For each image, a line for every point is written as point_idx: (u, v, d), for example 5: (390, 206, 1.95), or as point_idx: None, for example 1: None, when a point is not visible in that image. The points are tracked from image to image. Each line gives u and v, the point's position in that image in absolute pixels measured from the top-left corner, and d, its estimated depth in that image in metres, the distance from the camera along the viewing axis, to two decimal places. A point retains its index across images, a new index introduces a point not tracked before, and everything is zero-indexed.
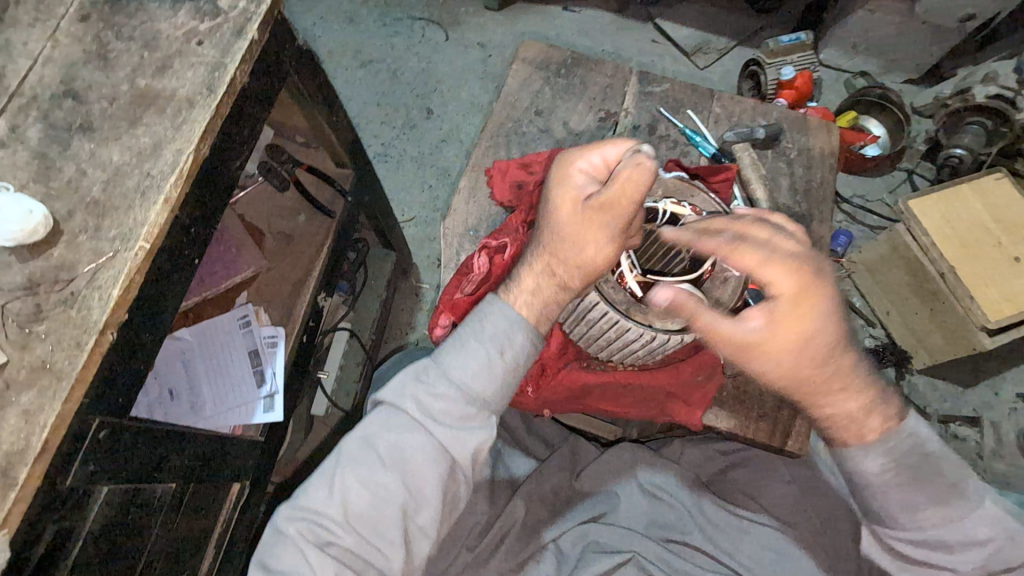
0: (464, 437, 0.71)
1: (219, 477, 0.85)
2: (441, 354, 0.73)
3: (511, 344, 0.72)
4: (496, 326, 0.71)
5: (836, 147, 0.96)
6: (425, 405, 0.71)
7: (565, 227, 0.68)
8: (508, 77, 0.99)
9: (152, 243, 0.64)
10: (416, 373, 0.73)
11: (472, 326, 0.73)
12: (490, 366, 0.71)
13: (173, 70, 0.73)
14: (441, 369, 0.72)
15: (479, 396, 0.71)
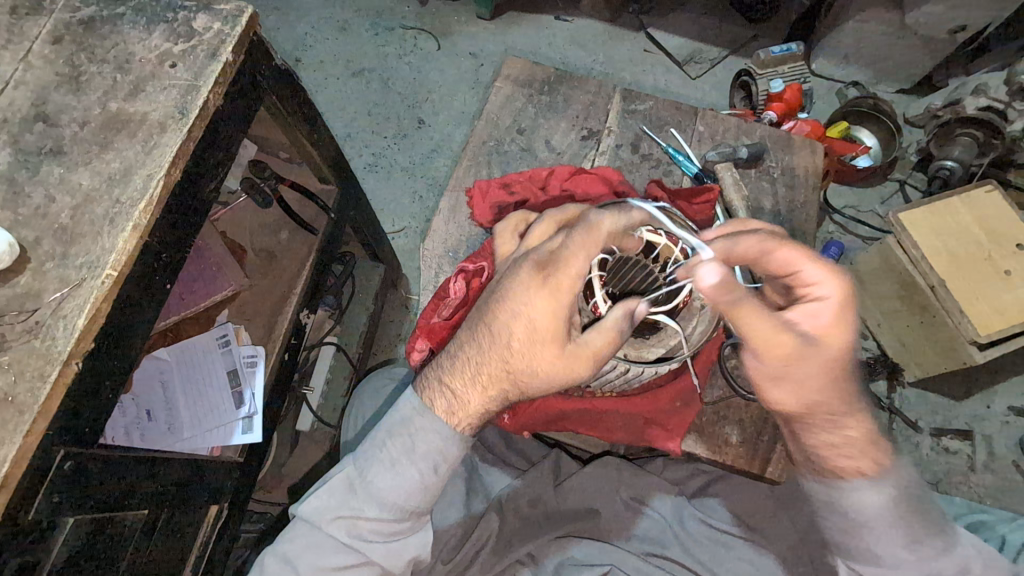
0: (397, 548, 0.73)
1: (195, 502, 0.84)
2: (367, 471, 0.71)
3: (441, 460, 0.71)
4: (427, 445, 0.70)
5: (820, 165, 0.95)
6: (355, 526, 0.72)
7: (510, 350, 0.66)
8: (490, 94, 0.99)
9: (120, 271, 0.63)
10: (344, 489, 0.73)
11: (396, 439, 0.71)
12: (421, 485, 0.70)
13: (146, 93, 0.72)
14: (368, 488, 0.71)
15: (408, 514, 0.72)
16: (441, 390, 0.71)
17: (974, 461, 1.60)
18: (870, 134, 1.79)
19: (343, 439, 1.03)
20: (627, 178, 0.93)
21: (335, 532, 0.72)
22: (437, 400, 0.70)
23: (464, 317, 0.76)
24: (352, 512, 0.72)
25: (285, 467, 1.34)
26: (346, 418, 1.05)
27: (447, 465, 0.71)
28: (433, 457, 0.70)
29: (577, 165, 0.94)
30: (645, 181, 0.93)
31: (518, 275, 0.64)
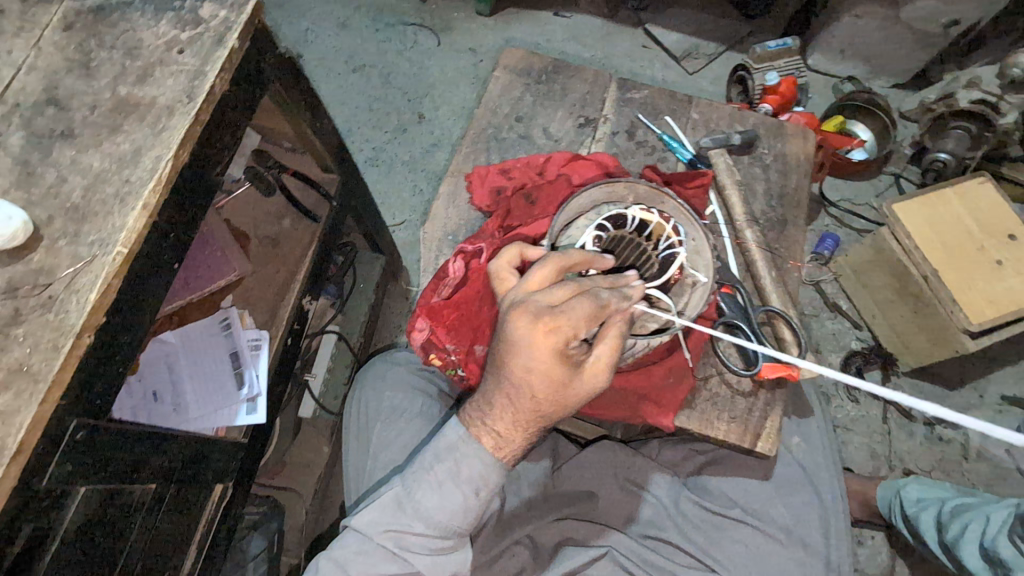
0: (441, 567, 0.73)
1: (201, 480, 0.86)
2: (415, 489, 0.72)
3: (485, 484, 0.72)
4: (471, 469, 0.70)
5: (812, 152, 0.97)
6: (401, 539, 0.72)
7: (528, 379, 0.63)
8: (489, 84, 1.01)
9: (130, 248, 0.65)
10: (392, 501, 0.74)
11: (443, 462, 0.71)
12: (465, 507, 0.71)
13: (154, 78, 0.74)
14: (416, 505, 0.72)
15: (453, 532, 0.72)
16: (479, 422, 0.71)
17: (967, 449, 1.62)
18: (864, 128, 1.83)
19: (345, 422, 1.05)
20: (623, 164, 0.95)
21: (385, 543, 0.72)
22: (480, 435, 0.70)
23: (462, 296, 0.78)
24: (399, 526, 0.72)
25: (287, 453, 1.36)
26: (348, 403, 1.07)
27: (489, 489, 0.72)
28: (478, 480, 0.70)
29: (574, 152, 0.96)
30: (640, 168, 0.95)
31: (519, 323, 0.61)
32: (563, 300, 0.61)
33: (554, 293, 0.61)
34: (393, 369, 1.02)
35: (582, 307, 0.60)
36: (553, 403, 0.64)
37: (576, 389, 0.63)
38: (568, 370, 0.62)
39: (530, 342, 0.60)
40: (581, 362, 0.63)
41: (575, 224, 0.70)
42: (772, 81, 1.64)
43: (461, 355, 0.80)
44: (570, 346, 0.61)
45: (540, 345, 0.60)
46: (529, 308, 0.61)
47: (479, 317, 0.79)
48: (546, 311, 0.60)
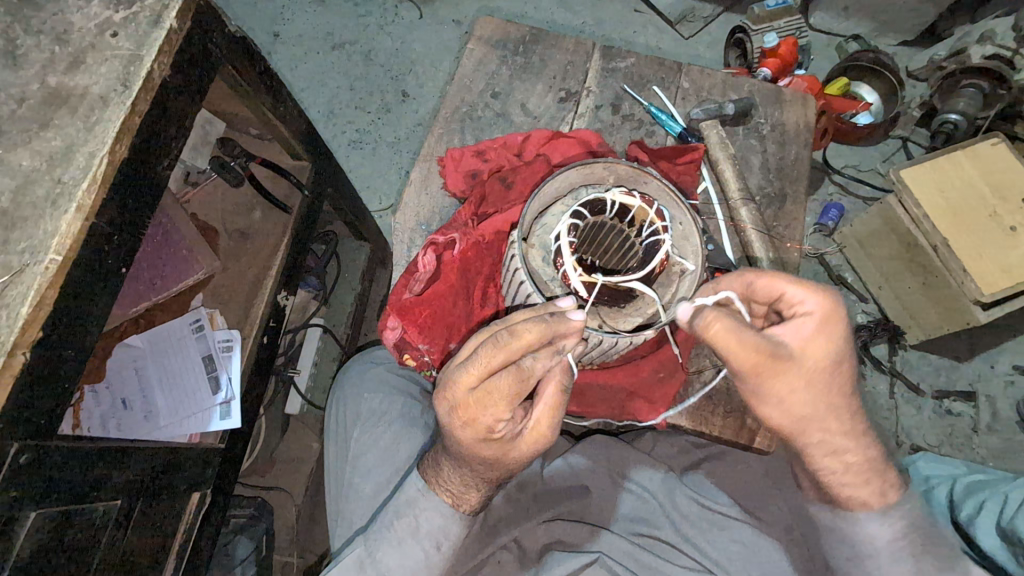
0: None
1: (174, 490, 0.82)
2: (376, 550, 0.72)
3: (447, 536, 0.72)
4: (431, 524, 0.71)
5: (812, 120, 0.90)
6: None
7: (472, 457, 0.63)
8: (463, 58, 0.93)
9: (65, 254, 0.60)
10: (354, 565, 0.74)
11: (403, 519, 0.72)
12: (427, 562, 0.72)
13: (86, 66, 0.68)
14: (378, 567, 0.72)
15: None
16: (435, 479, 0.72)
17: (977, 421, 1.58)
18: (871, 90, 1.73)
19: (325, 428, 1.02)
20: (609, 140, 0.89)
21: None
22: (439, 490, 0.72)
23: (435, 293, 0.72)
24: None
25: (276, 451, 1.33)
26: (329, 402, 1.05)
27: (451, 541, 0.72)
28: (440, 534, 0.71)
29: (555, 129, 0.89)
30: (626, 144, 0.89)
31: (444, 403, 0.58)
32: (484, 377, 0.56)
33: (472, 371, 0.56)
34: (370, 372, 0.99)
35: (505, 383, 0.55)
36: (495, 468, 0.64)
37: (516, 455, 0.62)
38: (499, 448, 0.60)
39: (452, 425, 0.59)
40: (516, 430, 0.61)
41: (550, 211, 0.62)
42: (772, 43, 1.53)
43: (435, 356, 0.74)
44: (496, 427, 0.58)
45: (464, 433, 0.59)
46: (448, 391, 0.57)
47: (454, 314, 0.73)
48: (462, 399, 0.57)
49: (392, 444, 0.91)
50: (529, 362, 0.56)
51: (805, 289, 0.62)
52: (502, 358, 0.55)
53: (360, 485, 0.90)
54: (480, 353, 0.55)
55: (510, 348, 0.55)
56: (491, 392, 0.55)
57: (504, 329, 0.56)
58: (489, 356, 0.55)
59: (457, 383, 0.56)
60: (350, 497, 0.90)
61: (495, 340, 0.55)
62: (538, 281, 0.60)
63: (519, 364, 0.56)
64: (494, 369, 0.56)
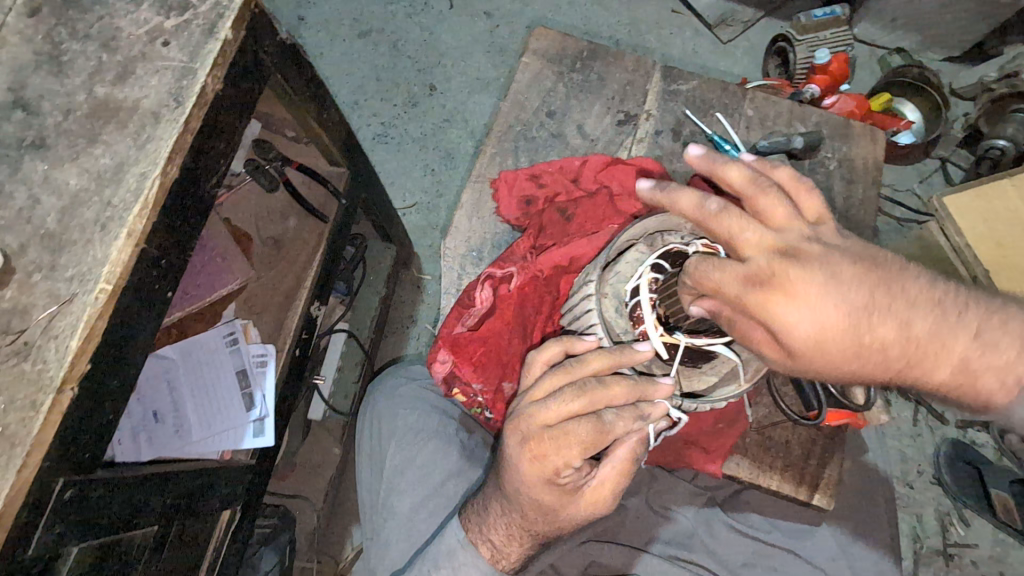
0: None
1: (207, 510, 0.80)
2: None
3: None
4: None
5: (881, 158, 0.86)
6: None
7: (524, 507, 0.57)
8: (517, 72, 0.89)
9: (115, 283, 0.57)
10: None
11: (440, 571, 0.70)
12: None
13: (135, 76, 0.64)
14: None
15: None
16: (478, 530, 0.69)
17: (1002, 454, 1.55)
18: (914, 108, 1.69)
19: (359, 436, 1.01)
20: (668, 169, 0.85)
21: None
22: (478, 543, 0.69)
23: (492, 330, 0.70)
24: None
25: (297, 455, 1.31)
26: (362, 413, 1.03)
27: None
28: None
29: (612, 155, 0.86)
30: (685, 174, 0.85)
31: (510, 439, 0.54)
32: (562, 419, 0.52)
33: (553, 408, 0.51)
34: (407, 387, 0.98)
35: (582, 430, 0.51)
36: (545, 520, 0.58)
37: (572, 511, 0.56)
38: (560, 498, 0.55)
39: (517, 457, 0.53)
40: (580, 483, 0.54)
41: (624, 257, 0.60)
42: (822, 58, 1.47)
43: (489, 396, 0.71)
44: (562, 476, 0.53)
45: (528, 472, 0.53)
46: (521, 423, 0.52)
47: (509, 353, 0.70)
48: (537, 434, 0.51)
49: (431, 461, 0.90)
50: (611, 417, 0.51)
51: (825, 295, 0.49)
52: (584, 405, 0.51)
53: (397, 501, 0.88)
54: (565, 391, 0.52)
55: (597, 396, 0.51)
56: (568, 434, 0.51)
57: (592, 380, 0.52)
58: (574, 399, 0.51)
59: (534, 419, 0.52)
60: (387, 518, 0.89)
61: (582, 383, 0.52)
62: (612, 334, 0.58)
63: (601, 417, 0.51)
64: (574, 412, 0.51)
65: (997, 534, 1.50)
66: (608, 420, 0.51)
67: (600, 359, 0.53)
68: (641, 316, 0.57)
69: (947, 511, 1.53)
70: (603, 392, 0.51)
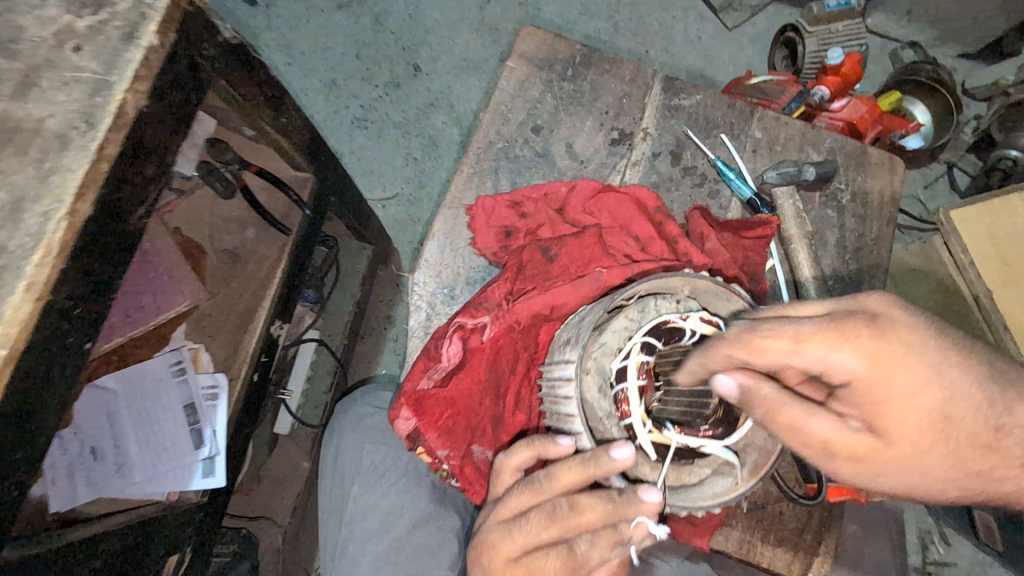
0: None
1: (149, 562, 0.74)
2: None
3: None
4: None
5: (899, 190, 0.78)
6: None
7: None
8: (501, 78, 0.79)
9: (10, 347, 0.48)
10: None
11: None
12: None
13: (39, 89, 0.54)
14: None
15: None
16: None
17: None
18: (925, 108, 1.60)
19: (321, 469, 0.95)
20: (666, 198, 0.76)
21: None
22: None
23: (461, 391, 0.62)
24: None
25: (263, 469, 1.24)
26: (326, 441, 0.96)
27: None
28: None
29: (604, 179, 0.77)
30: (684, 203, 0.76)
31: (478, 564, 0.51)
32: (530, 548, 0.48)
33: (518, 538, 0.48)
34: (374, 420, 0.90)
35: (551, 563, 0.47)
36: None
37: None
38: None
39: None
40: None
41: (611, 326, 0.51)
42: (835, 59, 1.35)
43: (456, 463, 0.63)
44: None
45: None
46: (486, 551, 0.49)
47: (480, 413, 0.63)
48: (501, 566, 0.49)
49: (397, 506, 0.84)
50: (584, 548, 0.47)
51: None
52: (553, 534, 0.47)
53: (359, 551, 0.83)
54: (531, 517, 0.48)
55: (566, 524, 0.46)
56: (533, 570, 0.47)
57: (562, 502, 0.47)
58: (541, 529, 0.47)
59: (499, 551, 0.49)
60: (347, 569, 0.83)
61: (551, 508, 0.47)
62: (591, 418, 0.50)
63: (571, 546, 0.47)
64: (542, 542, 0.47)
65: (977, 554, 1.49)
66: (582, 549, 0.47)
67: (572, 477, 0.46)
68: (627, 409, 0.51)
69: (928, 528, 1.52)
70: (574, 521, 0.46)
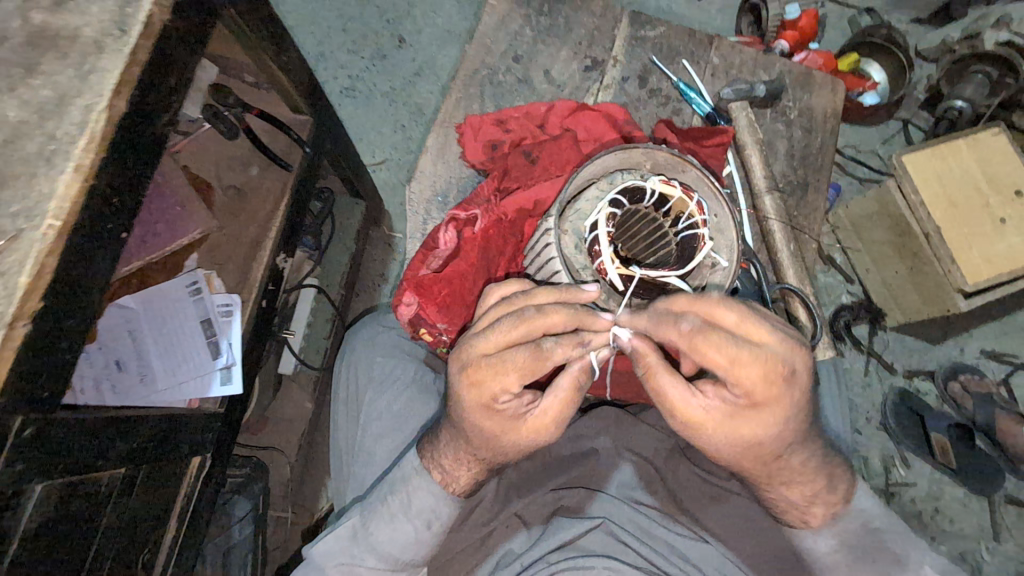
0: None
1: (176, 456, 0.81)
2: (371, 523, 0.75)
3: (437, 517, 0.74)
4: (421, 502, 0.73)
5: (840, 107, 0.88)
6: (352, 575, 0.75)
7: (472, 432, 0.63)
8: (483, 15, 0.87)
9: (63, 220, 0.55)
10: (350, 533, 0.76)
11: (396, 495, 0.74)
12: (416, 538, 0.74)
13: (75, 3, 0.60)
14: (371, 541, 0.74)
15: (402, 563, 0.75)
16: (430, 455, 0.73)
17: (943, 401, 1.66)
18: (880, 68, 1.72)
19: (334, 386, 1.03)
20: (635, 116, 0.85)
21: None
22: (432, 468, 0.73)
23: (455, 273, 0.71)
24: (351, 560, 0.75)
25: (268, 410, 1.31)
26: (338, 360, 1.05)
27: (441, 521, 0.74)
28: (429, 513, 0.73)
29: (579, 101, 0.85)
30: (651, 121, 0.85)
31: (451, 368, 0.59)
32: (501, 347, 0.55)
33: (491, 337, 0.55)
34: (385, 336, 0.99)
35: (520, 355, 0.53)
36: (489, 444, 0.63)
37: (512, 434, 0.61)
38: (499, 422, 0.60)
39: (460, 383, 0.58)
40: (521, 410, 0.60)
41: (585, 196, 0.60)
42: (792, 14, 1.47)
43: (452, 336, 0.72)
44: (500, 402, 0.58)
45: (467, 396, 0.58)
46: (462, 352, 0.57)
47: (473, 292, 0.71)
48: (475, 361, 0.56)
49: (404, 409, 0.92)
50: (551, 343, 0.54)
51: (756, 377, 0.53)
52: (525, 332, 0.54)
53: (372, 449, 0.91)
54: (503, 320, 0.55)
55: (534, 322, 0.54)
56: (505, 360, 0.54)
57: (530, 306, 0.55)
58: (510, 328, 0.54)
59: (474, 347, 0.56)
60: (363, 463, 0.91)
61: (522, 312, 0.55)
62: (572, 270, 0.59)
63: (539, 342, 0.54)
64: (514, 340, 0.55)
65: (935, 474, 1.62)
66: (546, 345, 0.54)
67: (547, 293, 0.57)
68: (603, 267, 0.59)
69: (891, 454, 1.64)
70: (542, 320, 0.54)
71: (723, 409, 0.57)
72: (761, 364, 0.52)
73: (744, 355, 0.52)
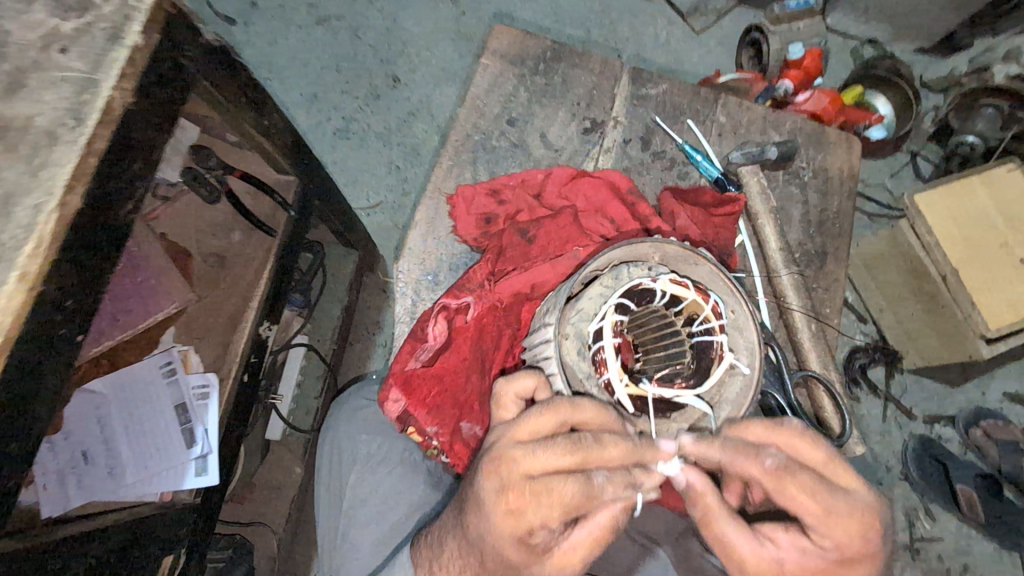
0: None
1: (144, 560, 0.74)
2: None
3: None
4: None
5: (857, 168, 0.83)
6: None
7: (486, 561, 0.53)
8: (476, 75, 0.82)
9: (5, 337, 0.50)
10: None
11: None
12: None
13: (27, 89, 0.55)
14: None
15: None
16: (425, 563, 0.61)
17: (966, 447, 1.59)
18: (885, 101, 1.66)
19: (317, 463, 0.95)
20: (639, 181, 0.80)
21: None
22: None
23: (447, 368, 0.66)
24: None
25: (255, 476, 1.24)
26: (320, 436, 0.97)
27: None
28: None
29: (578, 166, 0.80)
30: (656, 186, 0.80)
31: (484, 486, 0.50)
32: (549, 473, 0.48)
33: (537, 461, 0.48)
34: (371, 413, 0.91)
35: (569, 489, 0.47)
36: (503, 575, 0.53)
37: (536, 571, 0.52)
38: (528, 556, 0.51)
39: (492, 506, 0.49)
40: (552, 542, 0.51)
41: (586, 293, 0.54)
42: (796, 53, 1.41)
43: (445, 437, 0.66)
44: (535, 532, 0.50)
45: (499, 525, 0.49)
46: (501, 468, 0.49)
47: (466, 390, 0.66)
48: (517, 485, 0.48)
49: (391, 495, 0.85)
50: (601, 480, 0.48)
51: (847, 529, 0.51)
52: (574, 462, 0.48)
53: (355, 541, 0.83)
54: (555, 444, 0.48)
55: (589, 453, 0.47)
56: (550, 492, 0.47)
57: (588, 433, 0.48)
58: (563, 452, 0.48)
59: (516, 464, 0.49)
60: (347, 554, 0.83)
61: (576, 438, 0.48)
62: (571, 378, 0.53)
63: (590, 478, 0.48)
64: (561, 469, 0.48)
65: (962, 528, 1.55)
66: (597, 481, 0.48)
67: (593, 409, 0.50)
68: (604, 369, 0.53)
69: (914, 506, 1.55)
70: (603, 452, 0.48)
71: (800, 556, 0.52)
72: (851, 514, 0.51)
73: (838, 505, 0.50)
